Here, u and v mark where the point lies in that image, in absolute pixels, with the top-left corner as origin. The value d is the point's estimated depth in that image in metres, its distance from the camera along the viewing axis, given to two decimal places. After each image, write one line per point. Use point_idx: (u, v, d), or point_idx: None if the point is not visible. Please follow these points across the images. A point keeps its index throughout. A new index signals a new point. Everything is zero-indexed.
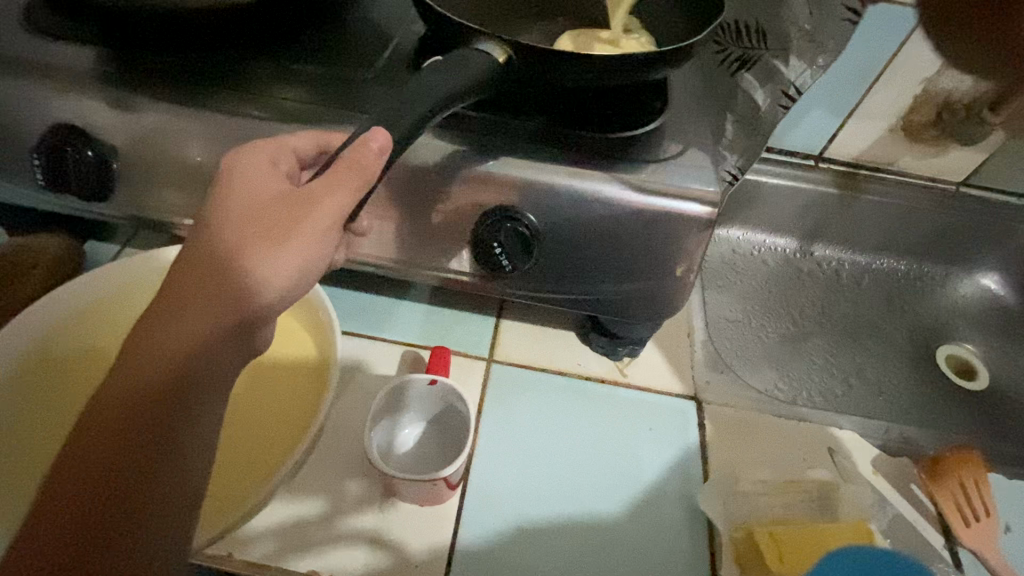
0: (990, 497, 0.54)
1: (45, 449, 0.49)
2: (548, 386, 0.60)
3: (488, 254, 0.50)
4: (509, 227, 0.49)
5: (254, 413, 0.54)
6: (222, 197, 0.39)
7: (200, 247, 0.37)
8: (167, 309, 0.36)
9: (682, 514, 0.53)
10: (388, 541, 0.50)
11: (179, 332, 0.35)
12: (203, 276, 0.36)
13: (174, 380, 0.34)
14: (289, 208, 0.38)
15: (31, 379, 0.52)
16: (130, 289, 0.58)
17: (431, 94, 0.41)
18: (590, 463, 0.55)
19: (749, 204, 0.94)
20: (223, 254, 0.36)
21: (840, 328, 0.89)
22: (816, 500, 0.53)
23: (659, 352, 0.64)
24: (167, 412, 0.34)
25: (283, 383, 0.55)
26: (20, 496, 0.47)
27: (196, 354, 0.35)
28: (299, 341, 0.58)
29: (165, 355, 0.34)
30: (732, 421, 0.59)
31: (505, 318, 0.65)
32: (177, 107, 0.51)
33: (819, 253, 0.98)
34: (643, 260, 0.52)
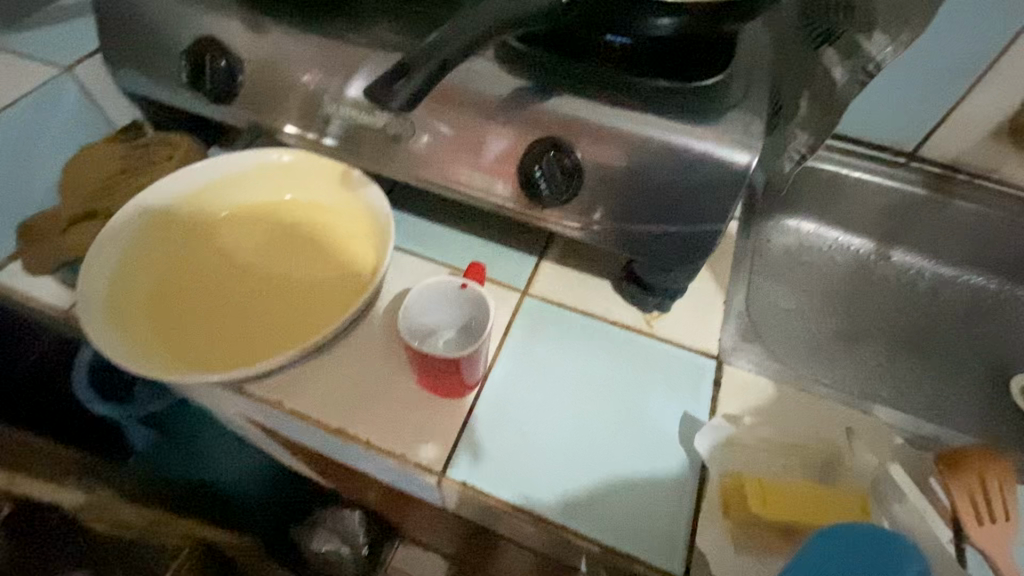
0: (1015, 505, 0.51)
1: (148, 282, 0.59)
2: (575, 323, 0.64)
3: (530, 177, 0.54)
4: (551, 154, 0.53)
5: (300, 300, 0.59)
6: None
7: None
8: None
9: (679, 453, 0.54)
10: (403, 421, 0.56)
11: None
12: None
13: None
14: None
15: (152, 227, 0.62)
16: (232, 177, 0.65)
17: (494, 14, 0.46)
18: (600, 396, 0.58)
19: (825, 196, 0.91)
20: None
21: (904, 336, 0.84)
22: (815, 466, 0.53)
23: (690, 311, 0.65)
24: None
25: (330, 281, 0.60)
26: (120, 310, 0.56)
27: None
28: (353, 248, 0.62)
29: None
30: (750, 385, 0.60)
31: (546, 259, 0.69)
32: (291, 29, 0.60)
33: (896, 259, 0.93)
34: (677, 205, 0.54)
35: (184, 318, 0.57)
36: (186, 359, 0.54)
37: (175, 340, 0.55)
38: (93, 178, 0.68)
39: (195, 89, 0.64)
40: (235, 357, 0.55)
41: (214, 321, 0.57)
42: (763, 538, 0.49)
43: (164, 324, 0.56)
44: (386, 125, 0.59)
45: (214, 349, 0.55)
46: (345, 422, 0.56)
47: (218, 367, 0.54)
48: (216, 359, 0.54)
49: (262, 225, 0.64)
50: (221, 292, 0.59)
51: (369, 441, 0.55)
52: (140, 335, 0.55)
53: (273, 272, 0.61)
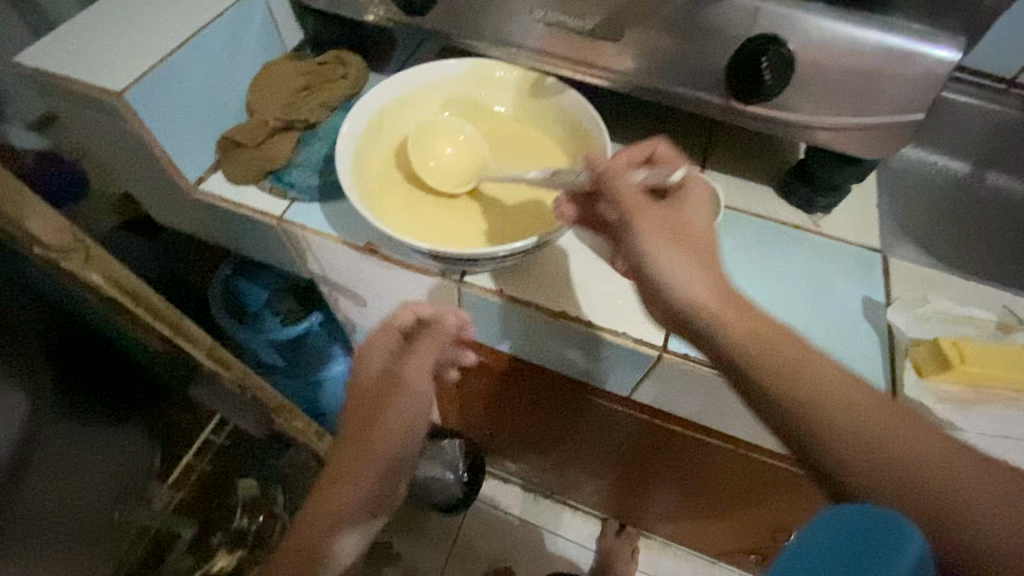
0: None
1: (388, 185, 0.64)
2: (752, 221, 0.69)
3: (754, 75, 0.55)
4: (776, 51, 0.54)
5: (526, 189, 0.65)
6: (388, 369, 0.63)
7: (354, 401, 0.63)
8: (356, 420, 0.62)
9: (865, 329, 0.61)
10: (616, 309, 0.62)
11: (341, 458, 0.61)
12: (338, 442, 0.62)
13: (339, 492, 0.60)
14: (388, 377, 0.62)
15: (374, 135, 0.65)
16: (430, 88, 0.68)
17: None
18: (790, 281, 0.64)
19: (930, 121, 0.96)
20: (355, 421, 0.62)
21: (1005, 247, 0.91)
22: (990, 334, 0.60)
23: (850, 212, 0.71)
24: (331, 511, 0.59)
25: (545, 173, 0.66)
26: (381, 208, 0.61)
27: (355, 470, 0.60)
28: (551, 145, 0.68)
29: (343, 459, 0.61)
30: (916, 272, 0.66)
31: (709, 169, 0.74)
32: None
33: (993, 180, 0.98)
34: (881, 99, 0.57)
35: (434, 211, 0.63)
36: (456, 241, 0.60)
37: (438, 229, 0.61)
38: (283, 97, 0.72)
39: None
40: (482, 239, 0.61)
41: (461, 209, 0.63)
42: (958, 391, 0.56)
43: (421, 217, 0.62)
44: (590, 29, 0.61)
45: (473, 232, 0.61)
46: (564, 307, 0.62)
47: (485, 245, 0.60)
48: (481, 239, 0.60)
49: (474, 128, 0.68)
50: (452, 183, 0.63)
51: (589, 322, 0.61)
52: (407, 227, 0.60)
53: (495, 168, 0.66)
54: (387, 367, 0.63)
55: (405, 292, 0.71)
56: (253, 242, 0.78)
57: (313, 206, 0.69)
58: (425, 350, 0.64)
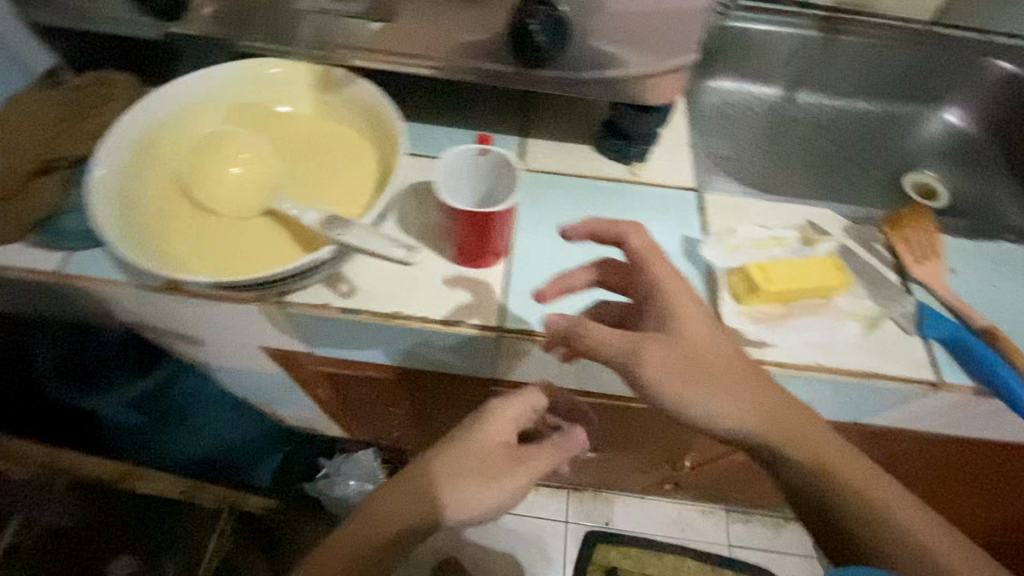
0: (937, 245, 0.66)
1: (164, 212, 0.57)
2: (575, 185, 0.70)
3: (524, 37, 0.55)
4: (542, 10, 0.54)
5: (324, 190, 0.60)
6: (499, 455, 0.57)
7: (454, 473, 0.56)
8: (423, 488, 0.56)
9: (689, 267, 0.64)
10: (451, 298, 0.60)
11: (415, 512, 0.55)
12: (471, 467, 0.56)
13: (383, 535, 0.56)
14: (497, 466, 0.57)
15: (140, 160, 0.58)
16: (206, 98, 0.62)
17: None
18: (616, 236, 0.66)
19: (739, 54, 1.02)
20: (448, 476, 0.56)
21: (818, 160, 1.00)
22: (795, 249, 0.64)
23: (665, 156, 0.74)
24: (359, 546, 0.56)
25: (346, 169, 0.61)
26: (155, 242, 0.55)
27: (404, 523, 0.56)
28: (352, 138, 0.63)
29: (404, 505, 0.56)
30: (728, 203, 0.70)
31: (530, 137, 0.74)
32: None
33: (801, 99, 1.06)
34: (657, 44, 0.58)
35: (220, 232, 0.56)
36: (244, 263, 0.55)
37: (225, 253, 0.55)
38: (39, 132, 0.63)
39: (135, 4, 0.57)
40: (277, 255, 0.56)
41: (251, 225, 0.57)
42: (769, 309, 0.60)
43: (204, 243, 0.56)
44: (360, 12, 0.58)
45: (264, 248, 0.56)
46: (397, 307, 0.59)
47: (277, 262, 0.55)
48: (272, 256, 0.55)
49: (263, 135, 0.62)
50: (246, 200, 0.58)
51: (425, 317, 0.58)
52: (186, 258, 0.54)
53: (288, 172, 0.60)
54: (511, 441, 0.60)
55: (234, 324, 0.65)
56: (53, 300, 0.69)
57: (95, 251, 0.60)
58: (542, 448, 0.61)
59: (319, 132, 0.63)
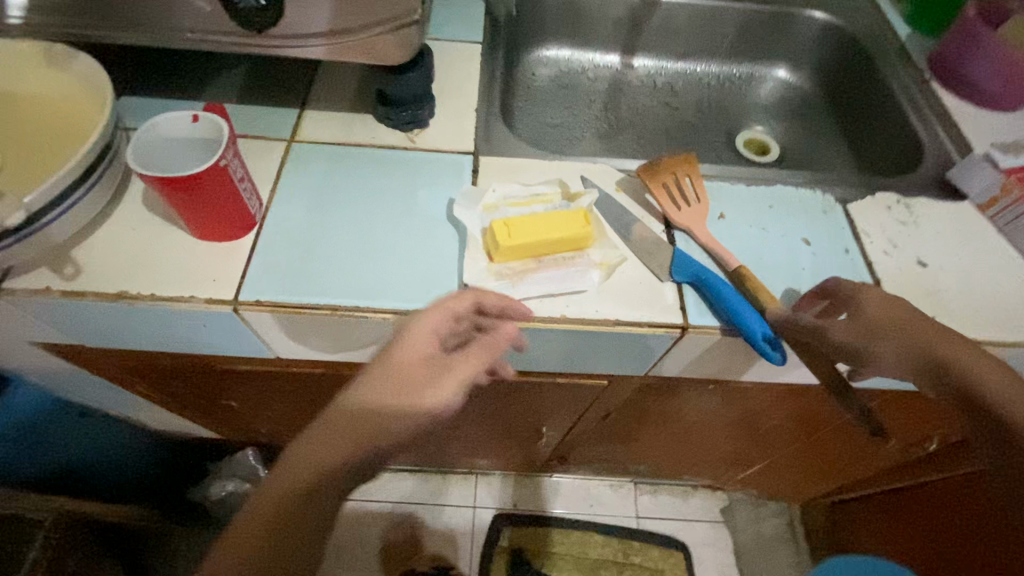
0: (702, 187, 0.66)
1: None
2: (347, 153, 0.68)
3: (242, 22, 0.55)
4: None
5: (30, 157, 0.58)
6: (451, 360, 0.50)
7: (400, 380, 0.48)
8: (376, 419, 0.46)
9: (448, 228, 0.63)
10: (183, 276, 0.57)
11: (327, 473, 0.46)
12: (367, 428, 0.46)
13: (307, 495, 0.46)
14: (436, 373, 0.49)
15: None
16: None
17: None
18: (378, 204, 0.64)
19: (568, 22, 1.01)
20: (371, 425, 0.46)
21: (651, 124, 1.00)
22: (555, 203, 0.63)
23: (449, 121, 0.73)
24: (293, 520, 0.46)
25: (57, 134, 0.60)
26: None
27: (329, 485, 0.46)
28: (67, 104, 0.62)
29: (328, 475, 0.46)
30: (503, 164, 0.69)
31: (308, 109, 0.72)
32: None
33: (638, 64, 1.06)
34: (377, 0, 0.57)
35: None
36: None
37: None
38: None
39: None
40: None
41: None
42: (517, 264, 0.59)
43: None
44: None
45: None
46: (122, 286, 0.56)
47: None
48: None
49: None
50: None
51: (152, 293, 0.56)
52: None
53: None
54: (431, 353, 0.50)
55: None
56: None
57: None
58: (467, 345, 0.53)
59: (32, 104, 0.62)
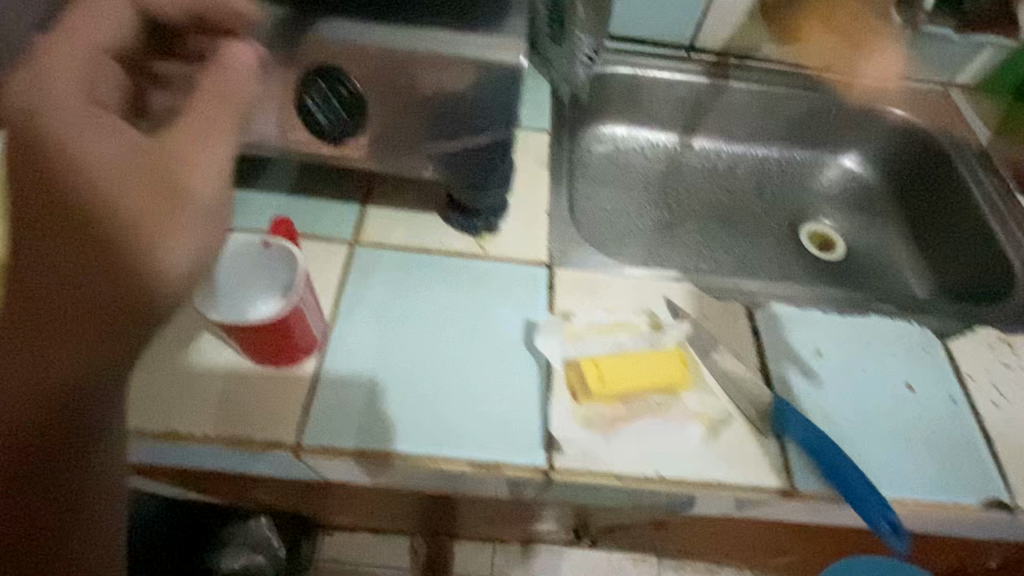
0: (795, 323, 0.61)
1: None
2: (414, 262, 0.63)
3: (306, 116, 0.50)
4: (323, 84, 0.49)
5: None
6: (138, 160, 0.38)
7: (110, 187, 0.37)
8: (98, 205, 0.36)
9: (526, 359, 0.57)
10: (244, 409, 0.52)
11: (91, 281, 0.36)
12: (101, 230, 0.36)
13: (81, 387, 0.36)
14: (134, 183, 0.37)
15: None
16: None
17: None
18: (448, 325, 0.59)
19: (630, 100, 0.96)
20: (152, 209, 0.38)
21: (712, 212, 0.95)
22: (643, 335, 0.58)
23: (520, 226, 0.68)
24: (66, 412, 0.36)
25: None
26: None
27: (134, 305, 0.36)
28: None
29: (112, 266, 0.36)
30: (581, 280, 0.64)
31: (370, 206, 0.67)
32: None
33: (698, 146, 1.01)
34: (475, 118, 0.52)
35: None
36: None
37: None
38: None
39: None
40: None
41: None
42: (607, 409, 0.54)
43: None
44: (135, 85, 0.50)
45: None
46: (173, 424, 0.51)
47: None
48: None
49: None
50: None
51: (205, 433, 0.51)
52: None
53: None
54: (182, 270, 0.38)
55: None
56: None
57: None
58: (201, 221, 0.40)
59: None
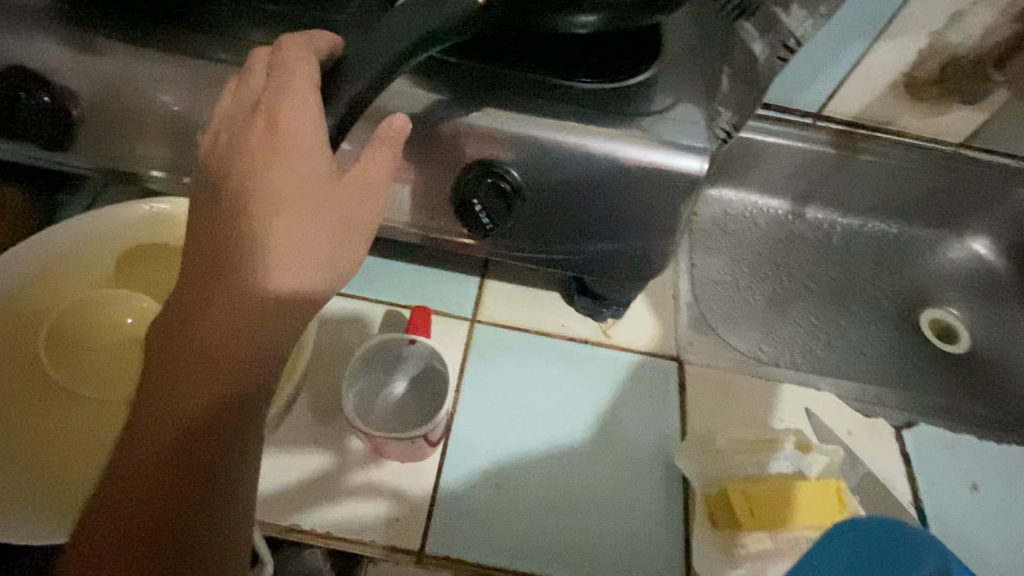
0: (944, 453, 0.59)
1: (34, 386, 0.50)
2: (537, 347, 0.60)
3: (466, 210, 0.47)
4: (489, 182, 0.47)
5: None
6: (234, 158, 0.33)
7: (204, 224, 0.33)
8: (209, 239, 0.32)
9: (659, 469, 0.54)
10: (366, 510, 0.50)
11: (200, 320, 0.30)
12: (208, 266, 0.31)
13: (213, 419, 0.30)
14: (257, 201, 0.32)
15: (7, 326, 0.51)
16: (95, 244, 0.55)
17: (415, 18, 0.38)
18: (575, 424, 0.56)
19: (746, 163, 0.90)
20: (250, 228, 0.32)
21: (826, 289, 0.89)
22: (788, 458, 0.54)
23: (646, 312, 0.64)
24: (208, 461, 0.30)
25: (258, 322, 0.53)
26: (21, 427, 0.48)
27: (244, 325, 0.30)
28: None
29: (219, 298, 0.31)
30: (713, 380, 0.60)
31: (490, 279, 0.63)
32: (125, 49, 0.45)
33: (811, 215, 0.95)
34: (641, 220, 0.50)
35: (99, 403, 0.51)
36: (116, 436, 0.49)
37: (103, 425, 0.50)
38: None
39: (13, 135, 0.48)
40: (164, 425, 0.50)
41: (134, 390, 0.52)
42: (756, 544, 0.50)
43: (80, 421, 0.49)
44: None
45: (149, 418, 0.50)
46: (297, 515, 0.49)
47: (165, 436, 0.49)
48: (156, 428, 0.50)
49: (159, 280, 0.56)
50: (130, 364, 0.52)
51: (329, 533, 0.48)
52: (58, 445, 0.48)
53: None
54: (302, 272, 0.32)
55: None
56: None
57: None
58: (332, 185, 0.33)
59: None
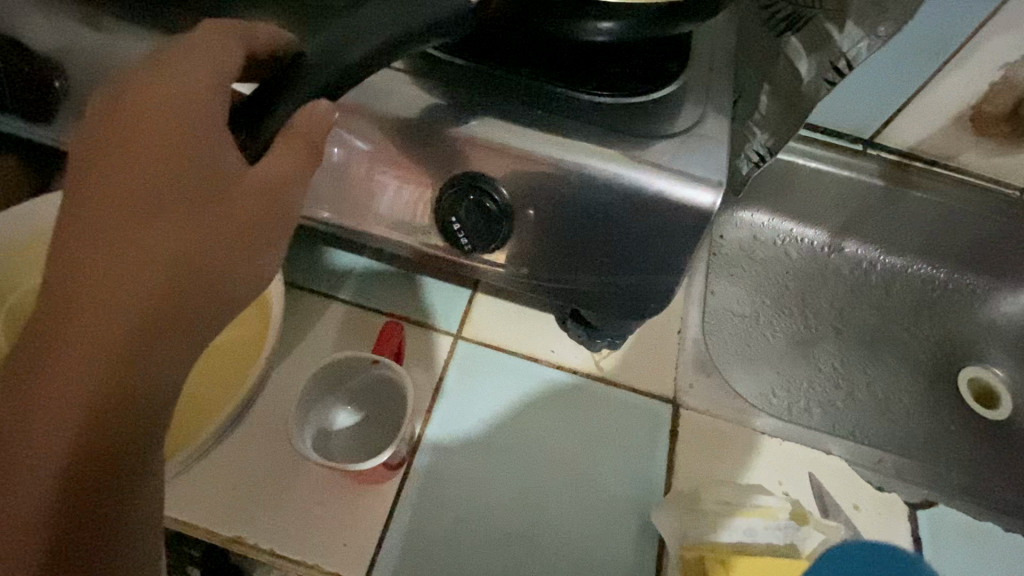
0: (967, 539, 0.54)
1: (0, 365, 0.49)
2: (521, 372, 0.56)
3: (446, 229, 0.44)
4: (473, 200, 0.43)
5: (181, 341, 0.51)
6: (137, 161, 0.28)
7: (67, 244, 0.27)
8: (65, 267, 0.27)
9: (634, 522, 0.50)
10: (316, 531, 0.47)
11: (59, 367, 0.26)
12: (62, 303, 0.26)
13: (88, 476, 0.26)
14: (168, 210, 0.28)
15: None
16: None
17: (398, 11, 0.34)
18: (549, 464, 0.52)
19: (783, 187, 0.82)
20: (118, 254, 0.27)
21: (856, 334, 0.81)
22: (781, 529, 0.50)
23: (645, 346, 0.59)
24: (89, 522, 0.26)
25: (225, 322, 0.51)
26: None
27: (120, 374, 0.26)
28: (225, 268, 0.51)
29: (78, 341, 0.26)
30: (709, 430, 0.55)
31: (481, 292, 0.59)
32: (108, 23, 0.43)
33: (850, 250, 0.87)
34: (641, 255, 0.45)
35: None
36: None
37: None
38: None
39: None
40: None
41: None
42: None
43: None
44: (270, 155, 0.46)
45: None
46: (244, 529, 0.47)
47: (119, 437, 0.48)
48: None
49: None
50: None
51: (272, 550, 0.46)
52: None
53: None
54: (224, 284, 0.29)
55: None
56: None
57: None
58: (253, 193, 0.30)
59: None
